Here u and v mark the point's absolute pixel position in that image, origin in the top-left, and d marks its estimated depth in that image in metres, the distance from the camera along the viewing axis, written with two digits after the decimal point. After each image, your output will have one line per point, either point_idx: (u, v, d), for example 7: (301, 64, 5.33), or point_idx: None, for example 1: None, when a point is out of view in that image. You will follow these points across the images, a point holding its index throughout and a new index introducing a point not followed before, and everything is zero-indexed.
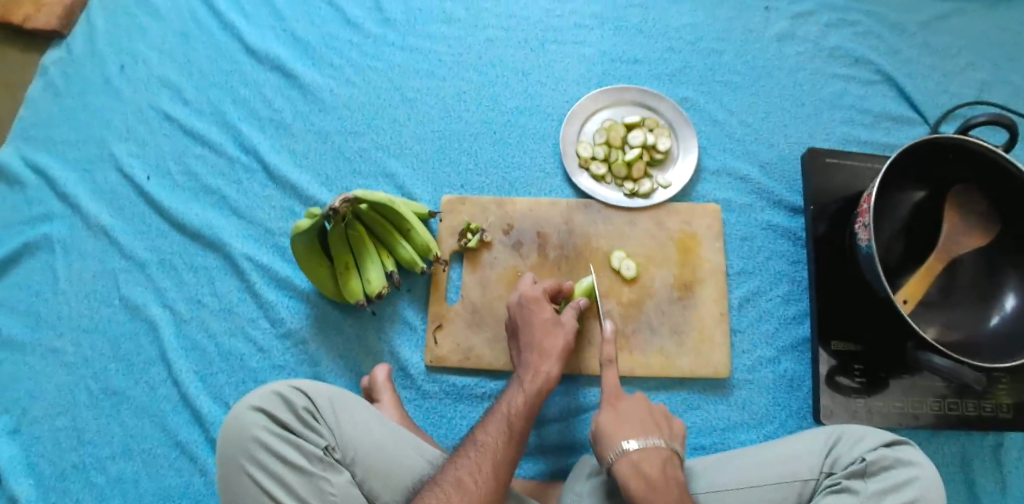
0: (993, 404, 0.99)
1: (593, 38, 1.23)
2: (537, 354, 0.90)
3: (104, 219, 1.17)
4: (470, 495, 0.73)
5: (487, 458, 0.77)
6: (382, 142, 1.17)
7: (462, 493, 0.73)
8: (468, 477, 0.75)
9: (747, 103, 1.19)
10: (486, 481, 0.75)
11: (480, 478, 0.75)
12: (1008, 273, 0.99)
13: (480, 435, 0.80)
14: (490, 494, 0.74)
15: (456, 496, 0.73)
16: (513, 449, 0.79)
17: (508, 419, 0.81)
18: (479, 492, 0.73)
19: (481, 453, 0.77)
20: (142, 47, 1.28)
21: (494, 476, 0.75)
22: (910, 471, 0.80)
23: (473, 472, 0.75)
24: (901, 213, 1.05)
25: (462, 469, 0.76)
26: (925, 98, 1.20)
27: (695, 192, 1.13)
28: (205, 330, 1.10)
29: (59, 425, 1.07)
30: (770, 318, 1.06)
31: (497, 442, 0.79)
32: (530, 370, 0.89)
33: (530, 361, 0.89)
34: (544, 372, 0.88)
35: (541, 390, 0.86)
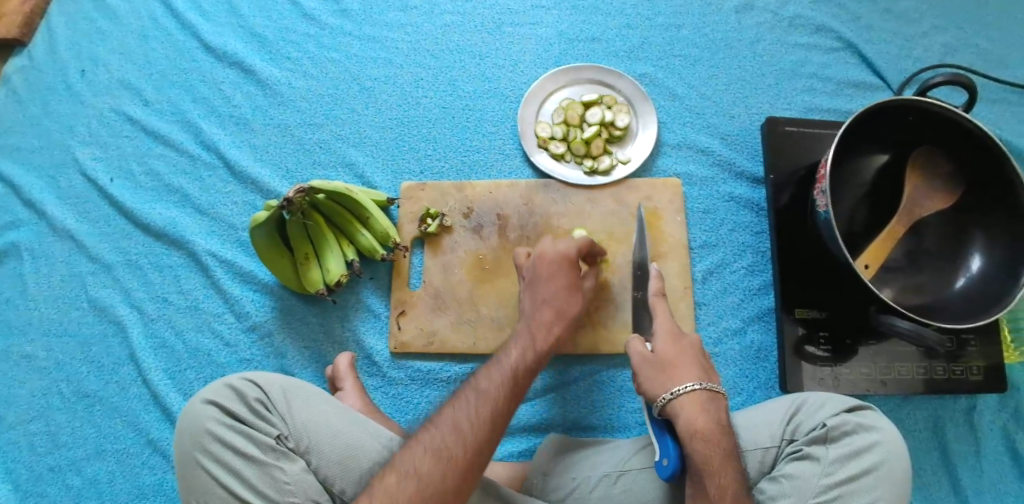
0: (963, 367, 0.99)
1: (550, 18, 1.22)
2: (545, 308, 0.89)
3: (70, 223, 1.17)
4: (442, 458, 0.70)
5: (489, 402, 0.76)
6: (342, 133, 1.17)
7: (458, 434, 0.72)
8: (442, 440, 0.72)
9: (706, 76, 1.18)
10: (484, 421, 0.74)
11: (479, 420, 0.74)
12: (975, 235, 0.98)
13: (461, 397, 0.77)
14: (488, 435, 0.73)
15: (451, 438, 0.72)
16: (513, 398, 0.78)
17: (514, 371, 0.80)
18: (475, 433, 0.73)
19: (484, 398, 0.76)
20: (103, 52, 1.28)
21: (493, 417, 0.74)
22: (872, 436, 0.79)
23: (450, 434, 0.72)
24: (862, 178, 1.04)
25: (461, 412, 0.74)
26: (887, 63, 1.19)
27: (655, 167, 1.12)
28: (172, 328, 1.10)
29: (34, 429, 1.07)
30: (735, 289, 1.06)
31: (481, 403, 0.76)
32: (534, 323, 0.87)
33: (535, 310, 0.89)
34: (549, 328, 0.87)
35: (531, 357, 0.83)
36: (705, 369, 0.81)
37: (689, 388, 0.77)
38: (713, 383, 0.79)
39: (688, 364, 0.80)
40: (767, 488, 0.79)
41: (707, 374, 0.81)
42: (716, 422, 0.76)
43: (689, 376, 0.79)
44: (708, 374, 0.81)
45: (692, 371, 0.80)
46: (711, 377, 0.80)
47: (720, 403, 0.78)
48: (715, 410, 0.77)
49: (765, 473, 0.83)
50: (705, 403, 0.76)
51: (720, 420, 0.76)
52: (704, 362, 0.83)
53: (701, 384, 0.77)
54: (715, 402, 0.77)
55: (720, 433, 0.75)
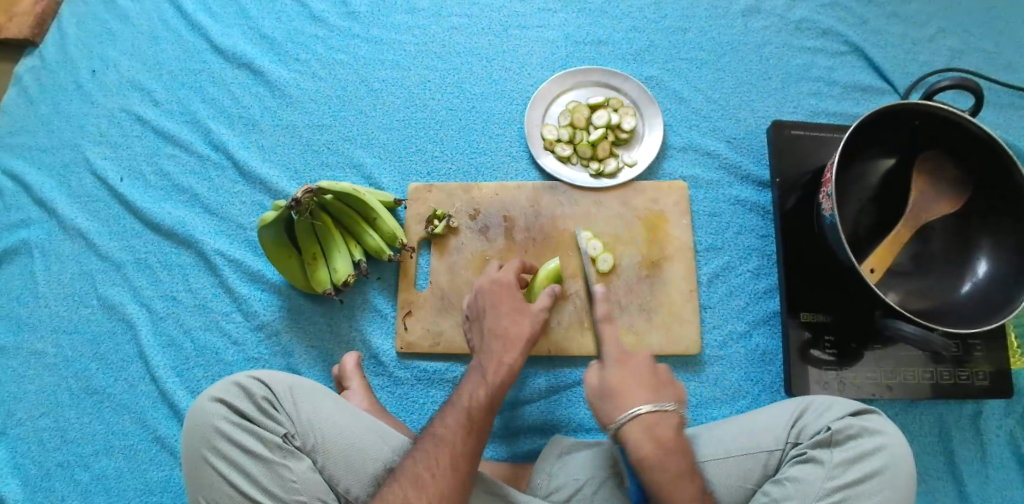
0: (969, 372, 0.99)
1: (557, 21, 1.23)
2: (501, 343, 0.88)
3: (80, 221, 1.18)
4: (427, 490, 0.74)
5: (445, 450, 0.77)
6: (349, 134, 1.18)
7: (419, 488, 0.74)
8: (425, 472, 0.75)
9: (712, 79, 1.19)
10: (443, 471, 0.75)
11: (438, 471, 0.75)
12: (982, 239, 0.98)
13: (438, 430, 0.80)
14: (450, 484, 0.75)
15: (412, 492, 0.74)
16: (473, 440, 0.79)
17: (467, 410, 0.81)
18: (435, 485, 0.74)
19: (440, 445, 0.78)
20: (114, 52, 1.29)
21: (454, 466, 0.76)
22: (876, 440, 0.79)
23: (431, 466, 0.76)
24: (870, 181, 1.04)
25: (420, 464, 0.76)
26: (894, 68, 1.19)
27: (661, 170, 1.13)
28: (181, 327, 1.11)
29: (44, 425, 1.08)
30: (740, 292, 1.06)
31: (456, 434, 0.79)
32: (493, 359, 0.87)
33: (493, 350, 0.88)
34: (507, 364, 0.86)
35: (502, 381, 0.85)
36: (653, 386, 0.83)
37: (631, 413, 0.79)
38: (662, 403, 0.81)
39: (637, 387, 0.82)
40: (771, 491, 0.79)
41: (660, 393, 0.83)
42: (662, 442, 0.79)
43: (637, 397, 0.82)
44: (658, 392, 0.83)
45: (639, 392, 0.82)
46: (658, 396, 0.82)
47: (669, 422, 0.80)
48: (664, 430, 0.80)
49: (767, 475, 0.83)
50: (649, 426, 0.79)
51: (667, 441, 0.79)
52: (658, 378, 0.85)
53: (651, 407, 0.80)
54: (660, 423, 0.80)
55: (668, 453, 0.78)
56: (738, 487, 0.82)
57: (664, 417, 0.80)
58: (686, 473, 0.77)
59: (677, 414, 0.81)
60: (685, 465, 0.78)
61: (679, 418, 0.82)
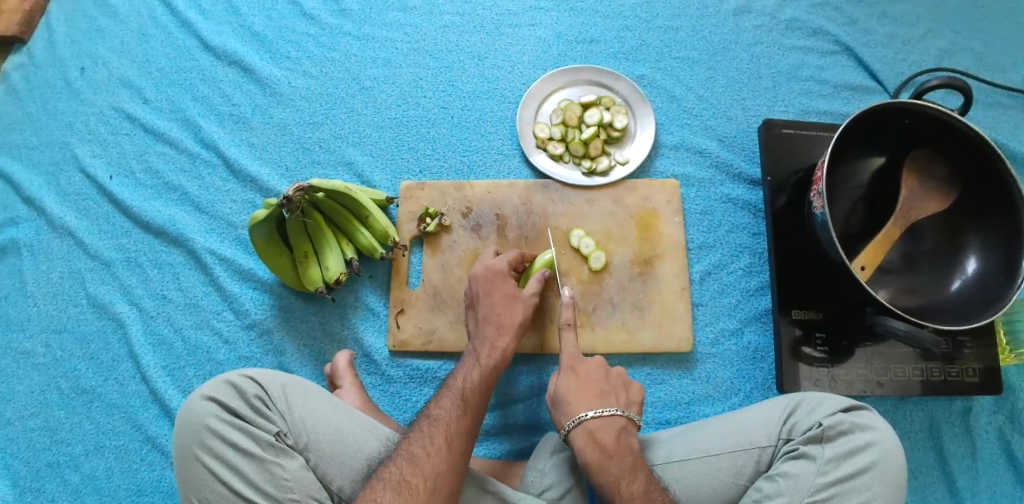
0: (958, 369, 1.00)
1: (549, 19, 1.23)
2: (494, 329, 0.91)
3: (69, 220, 1.17)
4: (422, 466, 0.74)
5: (440, 430, 0.79)
6: (341, 132, 1.18)
7: (415, 464, 0.75)
8: (420, 450, 0.76)
9: (704, 78, 1.19)
10: (439, 450, 0.76)
11: (433, 449, 0.76)
12: (971, 237, 0.99)
13: (434, 411, 0.82)
14: (445, 462, 0.75)
15: (408, 469, 0.74)
16: (467, 420, 0.80)
17: (462, 392, 0.83)
18: (431, 462, 0.75)
19: (434, 426, 0.79)
20: (103, 50, 1.28)
21: (449, 444, 0.77)
22: (867, 436, 0.79)
23: (426, 445, 0.77)
24: (859, 181, 1.05)
25: (415, 443, 0.77)
26: (884, 67, 1.20)
27: (653, 168, 1.13)
28: (171, 326, 1.10)
29: (32, 426, 1.07)
30: (732, 290, 1.06)
31: (451, 415, 0.81)
32: (486, 344, 0.90)
33: (486, 335, 0.91)
34: (499, 348, 0.89)
35: (495, 364, 0.88)
36: (599, 392, 0.85)
37: (572, 418, 0.82)
38: (608, 407, 0.83)
39: (583, 393, 0.85)
40: (764, 487, 0.79)
41: (605, 397, 0.85)
42: (604, 445, 0.80)
43: (583, 403, 0.84)
44: (602, 397, 0.85)
45: (584, 398, 0.84)
46: (602, 401, 0.84)
47: (610, 425, 0.81)
48: (607, 434, 0.81)
49: (760, 472, 0.83)
50: (591, 430, 0.81)
51: (609, 443, 0.80)
52: (607, 384, 0.87)
53: (595, 412, 0.82)
54: (602, 426, 0.81)
55: (610, 455, 0.79)
56: (731, 484, 0.82)
57: (612, 421, 0.82)
58: (630, 472, 0.77)
59: (619, 416, 0.82)
60: (630, 466, 0.78)
61: (624, 422, 0.83)
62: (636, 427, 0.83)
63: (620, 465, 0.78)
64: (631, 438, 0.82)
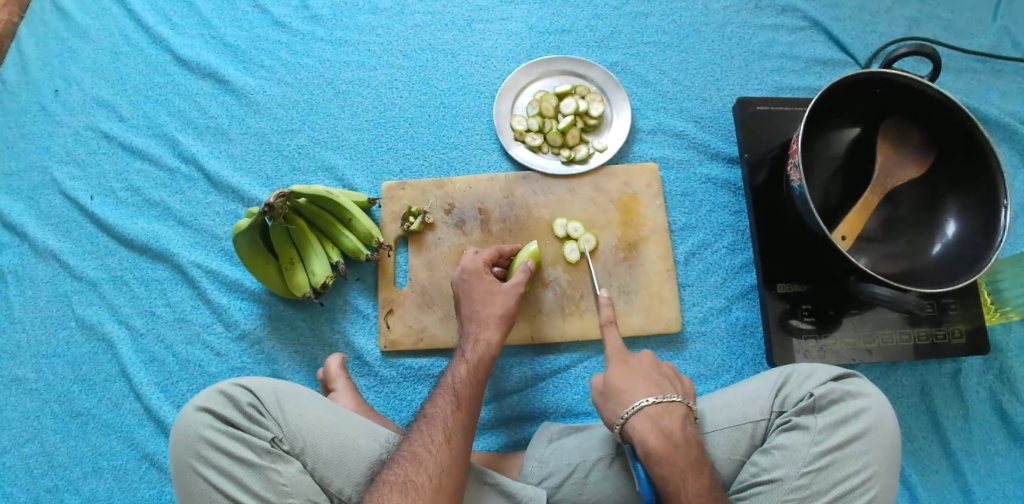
0: (945, 331, 1.01)
1: (520, 12, 1.23)
2: (476, 323, 0.92)
3: (52, 243, 1.17)
4: (425, 465, 0.76)
5: (438, 427, 0.79)
6: (319, 137, 1.18)
7: (417, 465, 0.75)
8: (421, 450, 0.77)
9: (676, 61, 1.20)
10: (439, 449, 0.77)
11: (433, 447, 0.77)
12: (949, 202, 1.00)
13: (429, 409, 0.82)
14: (446, 460, 0.76)
15: (411, 470, 0.75)
16: (461, 413, 0.81)
17: (453, 388, 0.84)
18: (433, 461, 0.76)
19: (433, 425, 0.80)
20: (75, 71, 1.27)
21: (447, 442, 0.78)
22: (859, 402, 0.80)
23: (427, 444, 0.78)
24: (836, 151, 1.06)
25: (416, 443, 0.78)
26: (854, 40, 1.21)
27: (632, 153, 1.14)
28: (161, 342, 1.10)
29: (29, 452, 1.07)
30: (717, 268, 1.07)
31: (446, 411, 0.82)
32: (470, 339, 0.91)
33: (469, 330, 0.92)
34: (483, 340, 0.90)
35: (483, 357, 0.89)
36: (679, 443, 0.76)
37: (637, 409, 0.78)
38: (669, 395, 0.80)
39: None
40: (759, 461, 0.80)
41: (663, 388, 0.82)
42: (673, 438, 0.77)
43: (640, 392, 0.81)
44: (661, 384, 0.82)
45: (640, 388, 0.81)
46: (685, 454, 0.76)
47: (674, 414, 0.79)
48: (671, 422, 0.78)
49: (755, 446, 0.84)
50: (654, 419, 0.78)
51: (677, 434, 0.77)
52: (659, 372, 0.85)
53: (658, 400, 0.79)
54: (694, 474, 0.75)
55: (679, 445, 0.76)
56: (728, 459, 0.84)
57: (683, 420, 0.79)
58: (695, 465, 0.75)
59: (682, 407, 0.80)
60: (695, 460, 0.76)
61: (683, 411, 0.80)
62: (692, 415, 0.81)
63: (688, 451, 0.76)
64: (691, 426, 0.80)
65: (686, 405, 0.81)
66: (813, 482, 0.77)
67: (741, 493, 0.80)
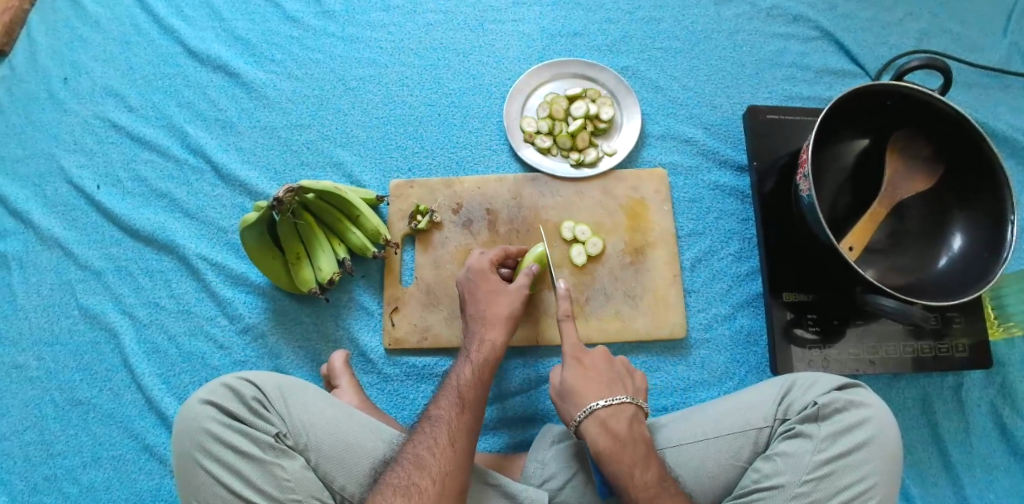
0: (949, 345, 1.01)
1: (533, 14, 1.23)
2: (482, 324, 0.92)
3: (57, 231, 1.16)
4: (429, 468, 0.75)
5: (443, 430, 0.79)
6: (328, 133, 1.18)
7: (422, 468, 0.75)
8: (425, 453, 0.77)
9: (688, 67, 1.20)
10: (443, 451, 0.77)
11: (437, 450, 0.77)
12: (957, 215, 1.00)
13: (433, 411, 0.82)
14: (450, 464, 0.76)
15: (416, 473, 0.75)
16: (467, 416, 0.81)
17: (458, 391, 0.85)
18: (437, 464, 0.76)
19: (437, 427, 0.80)
20: (86, 59, 1.27)
21: (451, 445, 0.78)
22: (862, 412, 0.80)
23: (431, 447, 0.78)
24: (845, 162, 1.06)
25: (420, 446, 0.78)
26: (865, 51, 1.22)
27: (641, 158, 1.14)
28: (165, 333, 1.09)
29: (28, 439, 1.06)
30: (723, 275, 1.08)
31: (451, 413, 0.82)
32: (475, 340, 0.91)
33: (475, 331, 0.92)
34: (488, 342, 0.91)
35: (488, 360, 0.89)
36: (626, 441, 0.80)
37: (585, 410, 0.82)
38: (618, 396, 0.84)
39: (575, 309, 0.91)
40: (761, 467, 0.80)
41: (613, 388, 0.86)
42: (620, 436, 0.80)
43: (592, 393, 0.84)
44: (612, 386, 0.86)
45: (593, 389, 0.85)
46: (632, 452, 0.79)
47: (621, 413, 0.82)
48: (619, 423, 0.82)
49: (758, 453, 0.84)
50: (602, 419, 0.82)
51: (623, 432, 0.81)
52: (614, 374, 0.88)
53: (606, 400, 0.83)
54: (641, 467, 0.78)
55: (625, 443, 0.80)
56: (731, 465, 0.84)
57: (633, 420, 0.83)
58: (644, 460, 0.79)
59: (630, 406, 0.83)
60: (644, 455, 0.79)
61: (633, 410, 0.84)
62: (644, 414, 0.85)
63: (635, 447, 0.79)
64: (642, 425, 0.83)
65: (636, 405, 0.84)
66: (815, 490, 0.77)
67: (743, 498, 0.79)
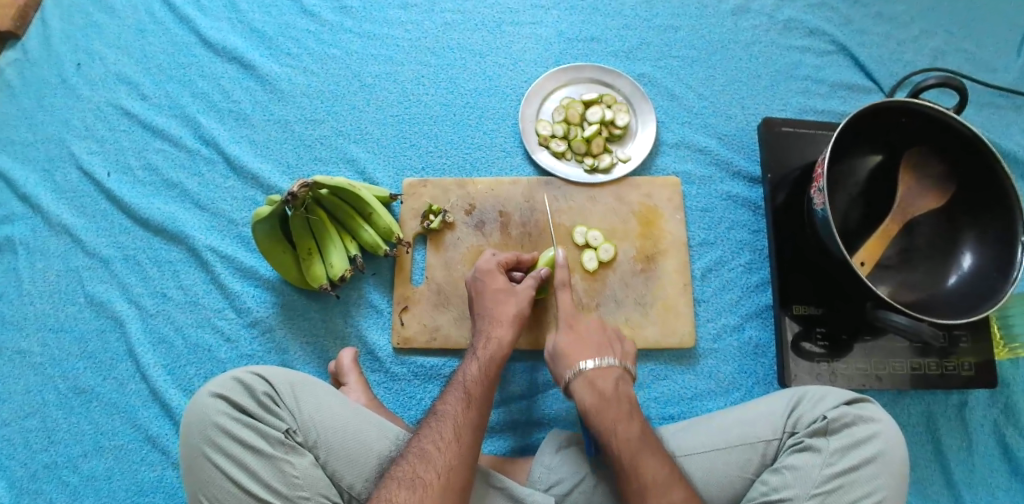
0: (955, 362, 1.01)
1: (550, 18, 1.23)
2: (489, 321, 0.92)
3: (65, 218, 1.16)
4: (434, 463, 0.75)
5: (448, 424, 0.79)
6: (342, 129, 1.18)
7: (427, 463, 0.75)
8: (431, 447, 0.77)
9: (703, 77, 1.20)
10: (448, 446, 0.77)
11: (443, 445, 0.77)
12: (967, 234, 1.00)
13: (439, 406, 0.82)
14: (455, 459, 0.76)
15: (421, 467, 0.75)
16: (473, 411, 0.81)
17: (465, 386, 0.84)
18: (443, 459, 0.76)
19: (443, 421, 0.80)
20: (100, 45, 1.27)
21: (456, 440, 0.77)
22: (870, 427, 0.81)
23: (436, 441, 0.77)
24: (856, 178, 1.06)
25: (425, 440, 0.78)
26: (881, 67, 1.22)
27: (655, 166, 1.14)
28: (172, 324, 1.09)
29: (29, 426, 1.06)
30: (733, 286, 1.08)
31: (457, 408, 0.81)
32: (482, 336, 0.91)
33: (482, 328, 0.92)
34: (495, 338, 0.90)
35: (494, 356, 0.89)
36: (611, 398, 0.83)
37: (575, 370, 0.86)
38: (608, 356, 0.87)
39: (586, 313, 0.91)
40: (769, 480, 0.80)
41: (603, 350, 0.88)
42: (605, 393, 0.83)
43: (582, 355, 0.87)
44: (601, 349, 0.88)
45: (582, 351, 0.88)
46: (616, 408, 0.82)
47: (609, 372, 0.85)
48: (607, 382, 0.85)
49: (766, 465, 0.84)
50: (590, 378, 0.85)
51: (609, 390, 0.84)
52: (605, 337, 0.91)
53: (596, 361, 0.86)
54: (624, 423, 0.80)
55: (611, 399, 0.83)
56: (738, 477, 0.84)
57: (619, 379, 0.85)
58: (627, 415, 0.81)
59: (617, 366, 0.86)
60: (628, 411, 0.82)
61: (621, 371, 0.86)
62: (631, 374, 0.87)
63: (620, 404, 0.82)
64: (629, 383, 0.86)
65: (623, 366, 0.87)
66: None
67: None
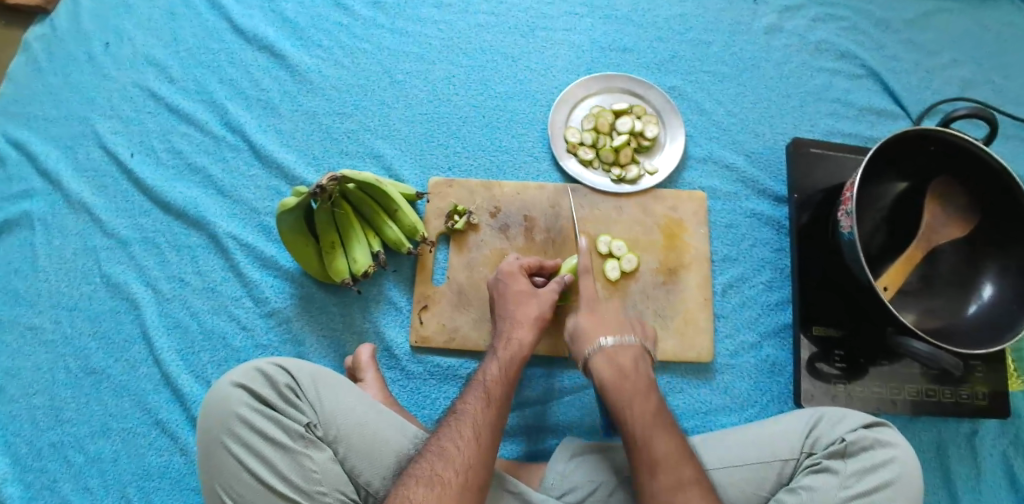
0: (970, 392, 1.01)
1: (583, 25, 1.23)
2: (510, 323, 0.92)
3: (86, 196, 1.15)
4: (453, 461, 0.74)
5: (467, 423, 0.79)
6: (370, 123, 1.17)
7: (445, 460, 0.74)
8: (450, 445, 0.76)
9: (733, 93, 1.20)
10: (467, 444, 0.76)
11: (462, 443, 0.76)
12: (988, 264, 1.01)
13: (459, 404, 0.82)
14: (473, 458, 0.75)
15: (439, 464, 0.74)
16: (492, 412, 0.80)
17: (485, 386, 0.83)
18: (462, 458, 0.75)
19: (462, 421, 0.79)
20: (129, 26, 1.26)
21: (475, 440, 0.77)
22: (888, 452, 0.80)
23: (455, 439, 0.77)
24: (883, 203, 1.06)
25: (445, 439, 0.77)
26: (909, 94, 1.22)
27: (681, 179, 1.14)
28: (188, 309, 1.08)
29: (37, 403, 1.05)
30: (753, 304, 1.08)
31: (477, 408, 0.81)
32: (503, 338, 0.90)
33: (503, 329, 0.91)
34: (516, 339, 0.90)
35: (515, 356, 0.88)
36: (628, 373, 0.84)
37: (595, 346, 0.87)
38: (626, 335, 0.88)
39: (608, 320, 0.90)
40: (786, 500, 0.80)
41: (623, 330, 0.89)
42: (624, 369, 0.85)
43: (600, 332, 0.88)
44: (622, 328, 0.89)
45: (603, 329, 0.89)
46: (633, 383, 0.83)
47: (628, 349, 0.87)
48: (625, 359, 0.86)
49: (781, 485, 0.84)
50: (610, 355, 0.86)
51: (628, 367, 0.85)
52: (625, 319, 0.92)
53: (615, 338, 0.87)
54: (641, 397, 0.81)
55: (629, 375, 0.84)
56: (753, 495, 0.84)
57: (638, 357, 0.86)
58: (644, 391, 0.83)
59: (636, 345, 0.87)
60: (645, 388, 0.83)
61: (638, 351, 0.88)
62: (650, 356, 0.88)
63: (637, 380, 0.83)
64: (647, 364, 0.87)
65: (642, 346, 0.88)
66: None
67: None
